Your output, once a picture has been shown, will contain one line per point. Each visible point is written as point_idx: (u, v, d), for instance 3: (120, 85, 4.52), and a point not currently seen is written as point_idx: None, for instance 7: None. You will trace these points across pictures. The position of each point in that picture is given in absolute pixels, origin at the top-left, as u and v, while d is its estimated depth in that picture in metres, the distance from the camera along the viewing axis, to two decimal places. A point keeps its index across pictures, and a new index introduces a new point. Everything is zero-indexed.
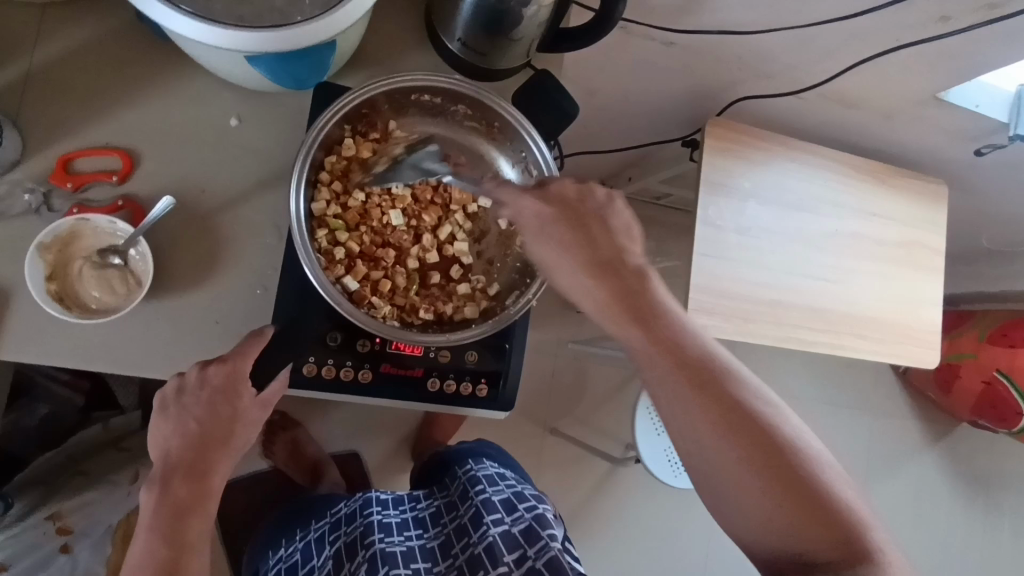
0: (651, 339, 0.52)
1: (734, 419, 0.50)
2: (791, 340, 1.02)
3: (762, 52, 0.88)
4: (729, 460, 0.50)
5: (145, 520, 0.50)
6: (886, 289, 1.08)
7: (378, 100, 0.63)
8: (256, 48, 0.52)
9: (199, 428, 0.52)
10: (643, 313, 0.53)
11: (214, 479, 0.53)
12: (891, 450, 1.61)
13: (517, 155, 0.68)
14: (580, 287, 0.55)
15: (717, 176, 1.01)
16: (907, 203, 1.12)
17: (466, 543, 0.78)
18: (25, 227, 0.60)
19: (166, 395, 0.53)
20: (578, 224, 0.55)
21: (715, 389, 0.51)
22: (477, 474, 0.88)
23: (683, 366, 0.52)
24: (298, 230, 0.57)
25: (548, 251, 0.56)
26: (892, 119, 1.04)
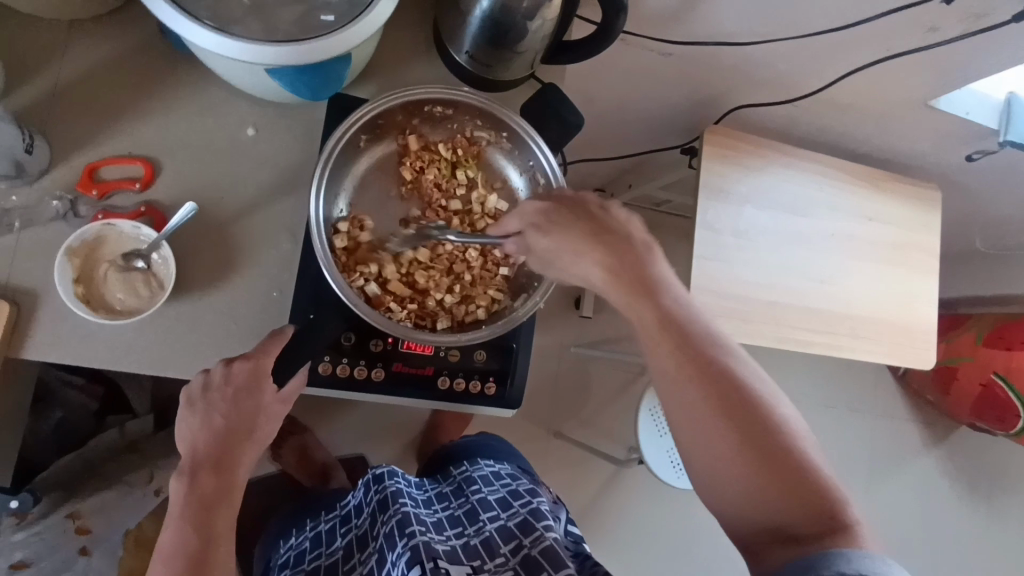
0: (649, 301, 0.56)
1: (710, 370, 0.53)
2: (789, 342, 1.04)
3: (757, 62, 0.92)
4: (700, 407, 0.52)
5: (173, 512, 0.52)
6: (883, 291, 1.11)
7: (395, 110, 0.66)
8: (276, 61, 0.55)
9: (225, 423, 0.55)
10: (645, 286, 0.56)
11: (239, 471, 0.55)
12: (891, 452, 1.63)
13: (524, 164, 0.70)
14: (581, 261, 0.58)
15: (717, 182, 1.04)
16: (902, 207, 1.14)
17: (461, 532, 0.81)
18: (53, 233, 0.63)
19: (192, 392, 0.55)
20: (577, 208, 0.60)
21: (698, 348, 0.54)
22: (474, 475, 0.95)
23: (673, 326, 0.55)
24: (318, 235, 0.60)
25: (550, 239, 0.59)
26: (884, 126, 1.07)
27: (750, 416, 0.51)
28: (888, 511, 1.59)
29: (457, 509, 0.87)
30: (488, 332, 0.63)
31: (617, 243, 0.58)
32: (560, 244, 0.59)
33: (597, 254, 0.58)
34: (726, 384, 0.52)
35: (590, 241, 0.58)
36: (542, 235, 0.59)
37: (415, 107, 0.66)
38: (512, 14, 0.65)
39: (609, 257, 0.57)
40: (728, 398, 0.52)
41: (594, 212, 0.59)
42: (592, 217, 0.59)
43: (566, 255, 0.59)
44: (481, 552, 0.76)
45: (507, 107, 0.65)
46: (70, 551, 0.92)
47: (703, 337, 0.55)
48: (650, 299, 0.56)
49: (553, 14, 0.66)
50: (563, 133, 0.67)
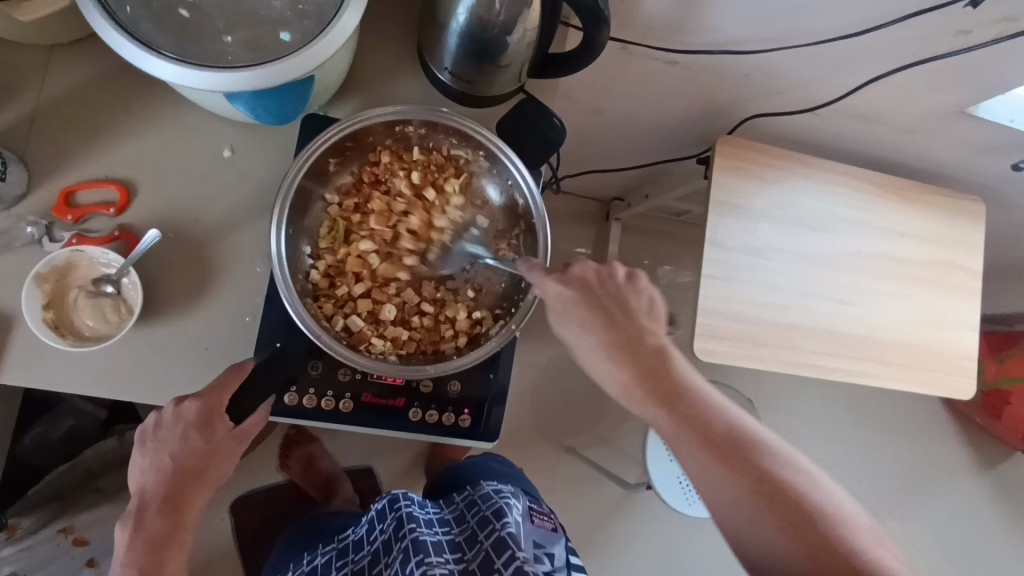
0: (678, 410, 0.55)
1: (764, 480, 0.52)
2: (806, 367, 0.98)
3: (769, 70, 0.86)
4: (762, 521, 0.51)
5: (123, 553, 0.56)
6: (914, 313, 1.03)
7: (364, 132, 0.62)
8: (239, 87, 0.53)
9: (172, 464, 0.57)
10: (670, 396, 0.55)
11: (188, 511, 0.58)
12: (934, 478, 1.50)
13: (502, 183, 0.66)
14: (606, 366, 0.57)
15: (729, 196, 0.98)
16: (938, 221, 1.05)
17: (461, 558, 0.79)
18: (28, 257, 0.63)
19: (146, 428, 0.58)
20: (599, 299, 0.58)
21: (744, 459, 0.53)
22: (471, 493, 0.92)
23: (714, 437, 0.54)
24: (280, 270, 0.57)
25: (572, 333, 0.58)
26: (916, 135, 0.99)
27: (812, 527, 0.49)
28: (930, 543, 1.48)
29: (457, 535, 0.84)
30: (466, 362, 0.61)
31: (641, 345, 0.57)
32: (578, 340, 0.58)
33: (614, 360, 0.57)
34: (780, 494, 0.51)
35: (610, 344, 0.57)
36: (563, 326, 0.58)
37: (385, 129, 0.63)
38: (489, 27, 0.62)
39: (628, 361, 0.56)
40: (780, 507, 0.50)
41: (617, 316, 0.57)
42: (608, 309, 0.57)
43: (588, 353, 0.58)
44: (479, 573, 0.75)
45: (482, 126, 0.61)
46: (77, 563, 0.92)
47: (746, 444, 0.54)
48: (683, 415, 0.55)
49: (535, 23, 0.62)
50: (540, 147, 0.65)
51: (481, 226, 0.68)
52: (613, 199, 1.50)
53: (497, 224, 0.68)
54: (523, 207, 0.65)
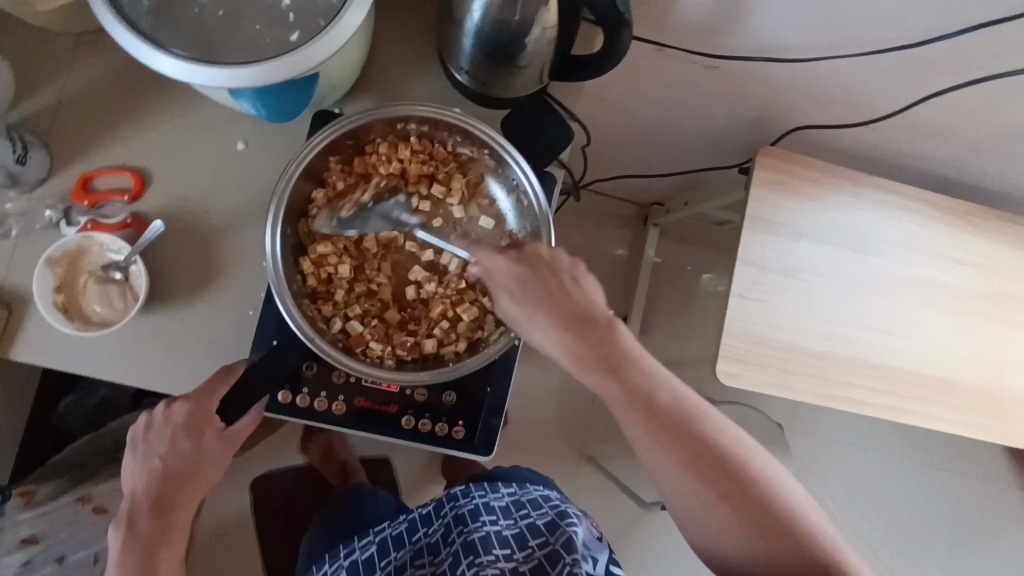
0: (622, 382, 0.53)
1: (702, 448, 0.51)
2: (841, 399, 0.91)
3: (818, 79, 0.79)
4: (704, 492, 0.50)
5: (116, 554, 0.57)
6: (968, 349, 0.94)
7: (366, 130, 0.61)
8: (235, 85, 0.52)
9: (162, 465, 0.58)
10: (612, 366, 0.53)
11: (179, 512, 0.59)
12: (986, 524, 1.38)
13: (509, 183, 0.64)
14: (550, 339, 0.55)
15: (768, 211, 0.92)
16: (1004, 250, 0.96)
17: (512, 556, 0.70)
18: (44, 240, 0.64)
19: (137, 432, 0.59)
20: (539, 265, 0.56)
21: (686, 432, 0.52)
22: (522, 497, 0.83)
23: (654, 406, 0.53)
24: (273, 267, 0.57)
25: (518, 306, 0.56)
26: (985, 153, 0.90)
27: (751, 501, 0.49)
28: None
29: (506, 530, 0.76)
30: (463, 368, 0.59)
31: (589, 314, 0.55)
32: (529, 314, 0.55)
33: (559, 332, 0.55)
34: (721, 465, 0.51)
35: (551, 313, 0.55)
36: (511, 302, 0.56)
37: (386, 126, 0.61)
38: (505, 27, 0.59)
39: (574, 332, 0.54)
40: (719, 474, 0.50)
41: (565, 288, 0.56)
42: (547, 279, 0.56)
43: (529, 326, 0.56)
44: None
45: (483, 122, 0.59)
46: None
47: (689, 418, 0.53)
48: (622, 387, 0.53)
49: (554, 21, 0.59)
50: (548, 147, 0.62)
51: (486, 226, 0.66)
52: (651, 203, 1.45)
53: (504, 224, 0.66)
54: (528, 209, 0.62)
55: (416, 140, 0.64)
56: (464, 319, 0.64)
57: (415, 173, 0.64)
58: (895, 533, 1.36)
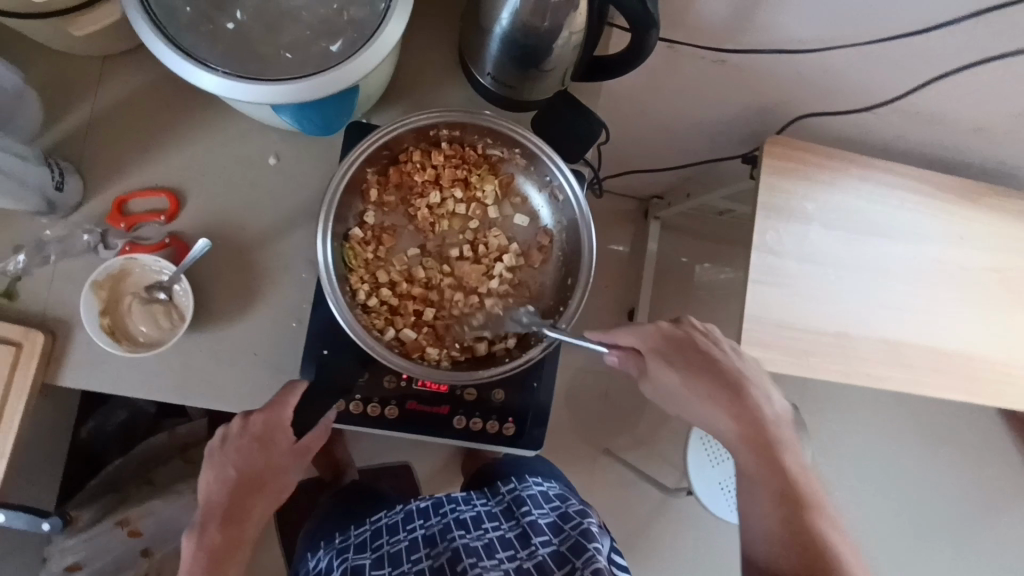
0: (770, 462, 0.59)
1: (811, 545, 0.55)
2: (859, 376, 0.94)
3: (825, 69, 0.82)
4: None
5: (186, 564, 0.58)
6: (976, 322, 0.98)
7: (401, 139, 0.62)
8: (285, 99, 0.53)
9: (237, 475, 0.60)
10: (763, 446, 0.59)
11: (247, 522, 0.60)
12: (993, 494, 1.42)
13: (542, 181, 0.65)
14: (709, 410, 0.61)
15: (779, 199, 0.95)
16: (1003, 224, 1.00)
17: (514, 557, 0.75)
18: (85, 265, 0.64)
19: (212, 444, 0.61)
20: (701, 349, 0.63)
21: (806, 518, 0.56)
22: (522, 493, 0.85)
23: (778, 487, 0.58)
24: (327, 280, 0.58)
25: (672, 378, 0.62)
26: (984, 134, 0.93)
27: None
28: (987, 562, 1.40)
29: (507, 531, 0.80)
30: (517, 366, 0.60)
31: (738, 392, 0.61)
32: (683, 384, 0.62)
33: (720, 402, 0.61)
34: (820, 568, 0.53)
35: (714, 389, 0.61)
36: (662, 370, 0.63)
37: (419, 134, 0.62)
38: (533, 33, 0.61)
39: (730, 408, 0.61)
40: (820, 567, 0.54)
41: (717, 364, 0.63)
42: (708, 364, 0.63)
43: (688, 396, 0.62)
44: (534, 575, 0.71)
45: (517, 124, 0.60)
46: (133, 552, 0.95)
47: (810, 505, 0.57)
48: (768, 461, 0.59)
49: (580, 26, 0.61)
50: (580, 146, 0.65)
51: (521, 222, 0.67)
52: (652, 197, 1.47)
53: (539, 220, 0.67)
54: (564, 204, 0.64)
55: (447, 144, 0.65)
56: (510, 314, 0.66)
57: (449, 177, 0.65)
58: (908, 506, 1.39)
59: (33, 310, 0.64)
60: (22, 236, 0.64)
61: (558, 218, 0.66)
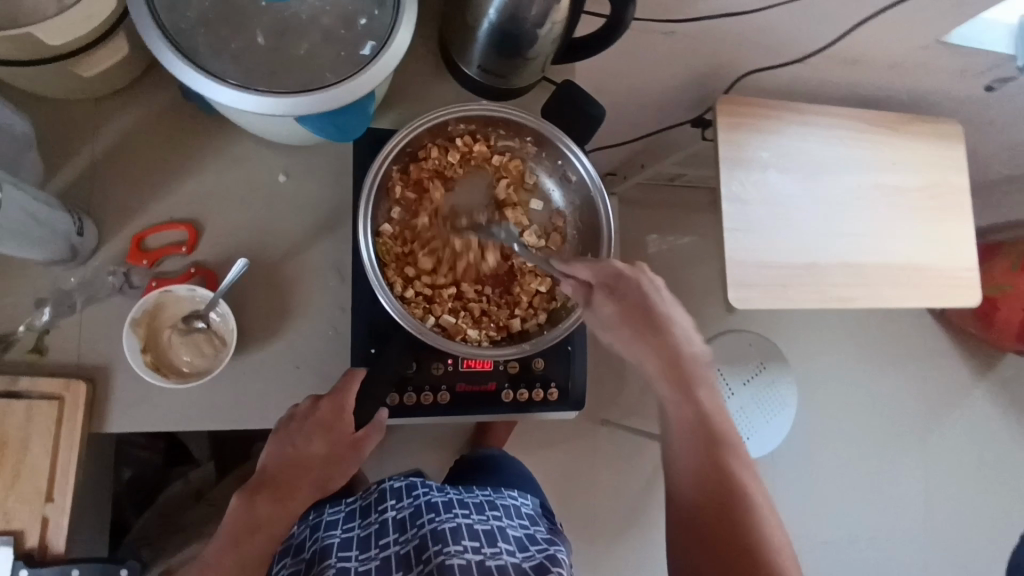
0: (686, 397, 0.60)
1: (710, 483, 0.58)
2: (830, 298, 1.04)
3: (764, 27, 0.91)
4: (692, 516, 0.57)
5: (228, 526, 0.60)
6: (916, 235, 1.10)
7: (422, 137, 0.66)
8: (325, 109, 0.56)
9: (293, 455, 0.61)
10: (681, 379, 0.61)
11: (291, 502, 0.61)
12: (943, 393, 1.58)
13: (553, 165, 0.70)
14: (632, 344, 0.61)
15: (736, 151, 1.03)
16: (923, 146, 1.13)
17: (478, 548, 0.73)
18: (114, 307, 0.64)
19: (281, 420, 0.63)
20: (642, 295, 0.61)
21: (714, 450, 0.59)
22: (498, 502, 0.88)
23: (690, 422, 0.60)
24: (376, 278, 0.61)
25: (609, 312, 0.61)
26: (897, 69, 1.05)
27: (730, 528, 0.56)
28: (952, 453, 1.55)
29: (476, 523, 0.79)
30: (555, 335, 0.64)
31: (661, 332, 0.61)
32: (614, 318, 0.61)
33: (645, 336, 0.61)
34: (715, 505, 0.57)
35: (642, 327, 0.61)
36: (601, 306, 0.61)
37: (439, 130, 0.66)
38: (521, 23, 0.65)
39: (652, 343, 0.61)
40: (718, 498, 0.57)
41: (650, 302, 0.61)
42: (647, 306, 0.61)
43: (614, 328, 0.61)
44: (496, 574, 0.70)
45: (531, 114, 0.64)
46: None
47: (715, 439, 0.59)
48: (683, 394, 0.60)
49: (562, 17, 0.65)
50: (584, 126, 0.68)
51: (537, 206, 0.72)
52: (606, 175, 1.55)
53: (553, 203, 0.72)
54: (578, 184, 0.68)
55: (462, 139, 0.68)
56: (539, 292, 0.69)
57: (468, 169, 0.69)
58: (879, 418, 1.53)
59: (68, 361, 0.63)
60: (44, 289, 0.63)
61: (572, 199, 0.71)
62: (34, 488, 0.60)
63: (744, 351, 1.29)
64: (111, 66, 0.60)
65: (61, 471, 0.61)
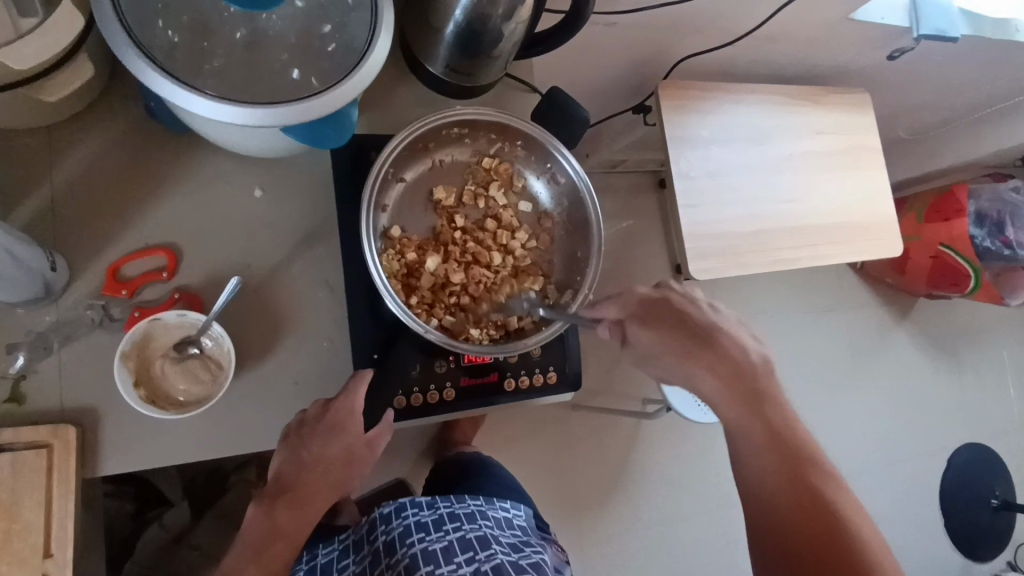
0: (760, 415, 0.58)
1: (801, 483, 0.54)
2: (778, 261, 1.12)
3: (697, 13, 0.97)
4: (790, 532, 0.53)
5: (245, 535, 0.60)
6: (843, 194, 1.20)
7: (415, 141, 0.67)
8: (311, 118, 0.55)
9: (308, 460, 0.60)
10: (750, 397, 0.58)
11: (308, 506, 0.61)
12: (872, 338, 1.73)
13: (541, 167, 0.72)
14: (688, 364, 0.61)
15: (681, 132, 1.10)
16: (840, 114, 1.23)
17: (473, 559, 0.76)
18: (96, 344, 0.60)
19: (291, 425, 0.60)
20: (684, 317, 0.63)
21: (803, 465, 0.55)
22: (487, 511, 0.89)
23: (765, 439, 0.57)
24: (381, 282, 0.61)
25: (657, 334, 0.62)
26: (811, 45, 1.15)
27: (819, 541, 0.51)
28: (887, 393, 1.69)
29: (468, 533, 0.81)
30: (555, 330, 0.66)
31: (714, 348, 0.61)
32: (663, 339, 0.62)
33: (698, 355, 0.60)
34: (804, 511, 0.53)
35: (688, 346, 0.61)
36: (641, 329, 0.62)
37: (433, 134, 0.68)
38: (486, 22, 0.66)
39: (709, 362, 0.60)
40: (802, 513, 0.53)
41: (697, 323, 0.62)
42: (693, 327, 0.62)
43: (668, 349, 0.61)
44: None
45: (523, 117, 0.67)
46: None
47: (801, 456, 0.55)
48: (756, 411, 0.58)
49: (525, 17, 0.67)
50: (572, 129, 0.71)
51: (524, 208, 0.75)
52: None
53: (540, 206, 0.75)
54: (566, 185, 0.71)
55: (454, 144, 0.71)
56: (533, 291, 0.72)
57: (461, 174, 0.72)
58: (821, 368, 1.65)
59: (51, 407, 0.59)
60: (15, 334, 0.59)
61: (559, 199, 0.74)
62: (29, 546, 0.56)
63: None
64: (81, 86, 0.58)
65: (58, 523, 0.57)
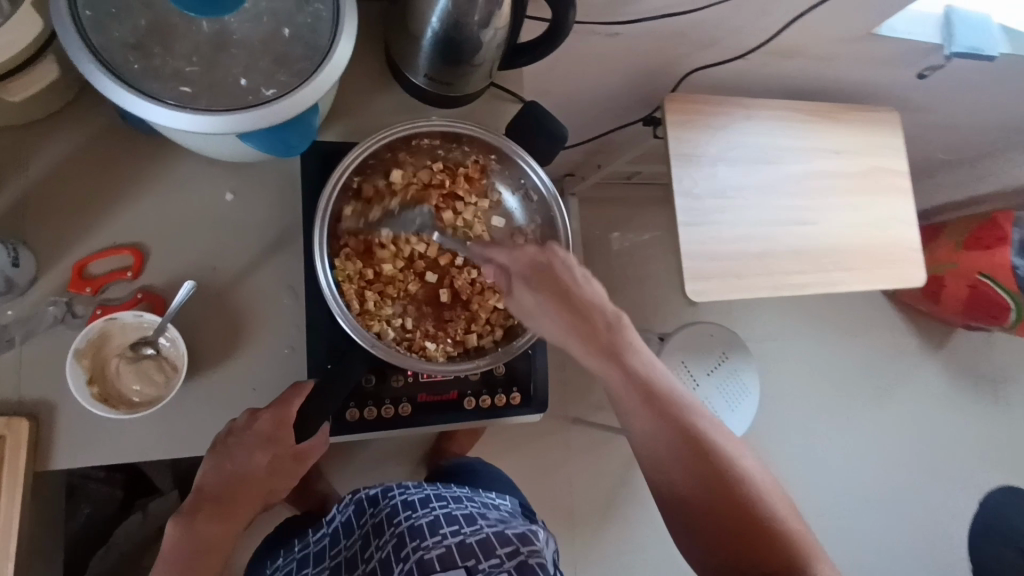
0: (652, 407, 0.57)
1: (712, 478, 0.56)
2: (784, 286, 1.07)
3: (702, 25, 0.93)
4: (704, 525, 0.55)
5: (168, 546, 0.59)
6: (858, 217, 1.13)
7: (382, 151, 0.66)
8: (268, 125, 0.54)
9: (235, 471, 0.60)
10: (643, 391, 0.57)
11: (235, 516, 0.61)
12: (896, 369, 1.63)
13: (516, 182, 0.70)
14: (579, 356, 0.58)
15: (685, 147, 1.06)
16: (862, 133, 1.17)
17: (459, 531, 0.72)
18: (56, 340, 0.62)
19: (218, 435, 0.60)
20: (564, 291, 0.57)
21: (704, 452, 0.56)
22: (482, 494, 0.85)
23: (669, 433, 0.57)
24: (332, 295, 0.60)
25: (549, 321, 0.57)
26: (831, 60, 1.09)
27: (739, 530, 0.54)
28: (908, 428, 1.60)
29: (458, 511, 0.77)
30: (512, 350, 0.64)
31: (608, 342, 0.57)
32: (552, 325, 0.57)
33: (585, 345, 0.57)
34: (739, 507, 0.55)
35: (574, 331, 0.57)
36: (540, 312, 0.57)
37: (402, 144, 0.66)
38: (462, 29, 0.65)
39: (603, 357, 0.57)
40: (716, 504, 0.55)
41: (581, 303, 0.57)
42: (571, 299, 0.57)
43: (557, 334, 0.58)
44: (477, 550, 0.67)
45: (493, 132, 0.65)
46: None
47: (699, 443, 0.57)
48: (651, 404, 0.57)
49: (504, 22, 0.65)
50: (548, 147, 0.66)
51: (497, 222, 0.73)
52: (563, 176, 1.54)
53: (513, 222, 0.73)
54: (539, 203, 0.69)
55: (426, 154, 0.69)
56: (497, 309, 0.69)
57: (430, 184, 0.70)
58: (836, 398, 1.57)
59: (9, 400, 0.60)
60: None
61: (532, 215, 0.71)
62: None
63: (707, 343, 1.32)
64: (41, 91, 0.59)
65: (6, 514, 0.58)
